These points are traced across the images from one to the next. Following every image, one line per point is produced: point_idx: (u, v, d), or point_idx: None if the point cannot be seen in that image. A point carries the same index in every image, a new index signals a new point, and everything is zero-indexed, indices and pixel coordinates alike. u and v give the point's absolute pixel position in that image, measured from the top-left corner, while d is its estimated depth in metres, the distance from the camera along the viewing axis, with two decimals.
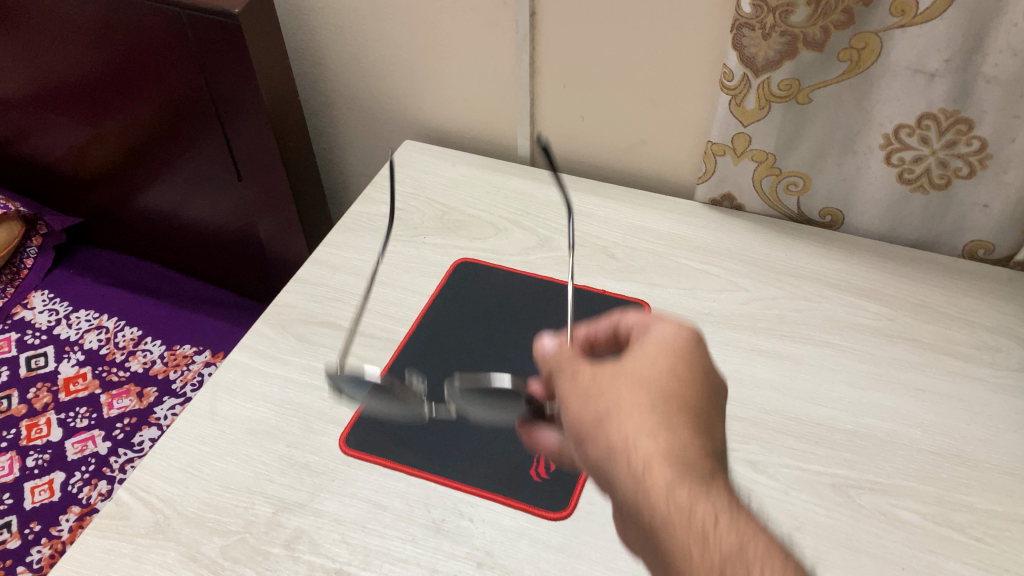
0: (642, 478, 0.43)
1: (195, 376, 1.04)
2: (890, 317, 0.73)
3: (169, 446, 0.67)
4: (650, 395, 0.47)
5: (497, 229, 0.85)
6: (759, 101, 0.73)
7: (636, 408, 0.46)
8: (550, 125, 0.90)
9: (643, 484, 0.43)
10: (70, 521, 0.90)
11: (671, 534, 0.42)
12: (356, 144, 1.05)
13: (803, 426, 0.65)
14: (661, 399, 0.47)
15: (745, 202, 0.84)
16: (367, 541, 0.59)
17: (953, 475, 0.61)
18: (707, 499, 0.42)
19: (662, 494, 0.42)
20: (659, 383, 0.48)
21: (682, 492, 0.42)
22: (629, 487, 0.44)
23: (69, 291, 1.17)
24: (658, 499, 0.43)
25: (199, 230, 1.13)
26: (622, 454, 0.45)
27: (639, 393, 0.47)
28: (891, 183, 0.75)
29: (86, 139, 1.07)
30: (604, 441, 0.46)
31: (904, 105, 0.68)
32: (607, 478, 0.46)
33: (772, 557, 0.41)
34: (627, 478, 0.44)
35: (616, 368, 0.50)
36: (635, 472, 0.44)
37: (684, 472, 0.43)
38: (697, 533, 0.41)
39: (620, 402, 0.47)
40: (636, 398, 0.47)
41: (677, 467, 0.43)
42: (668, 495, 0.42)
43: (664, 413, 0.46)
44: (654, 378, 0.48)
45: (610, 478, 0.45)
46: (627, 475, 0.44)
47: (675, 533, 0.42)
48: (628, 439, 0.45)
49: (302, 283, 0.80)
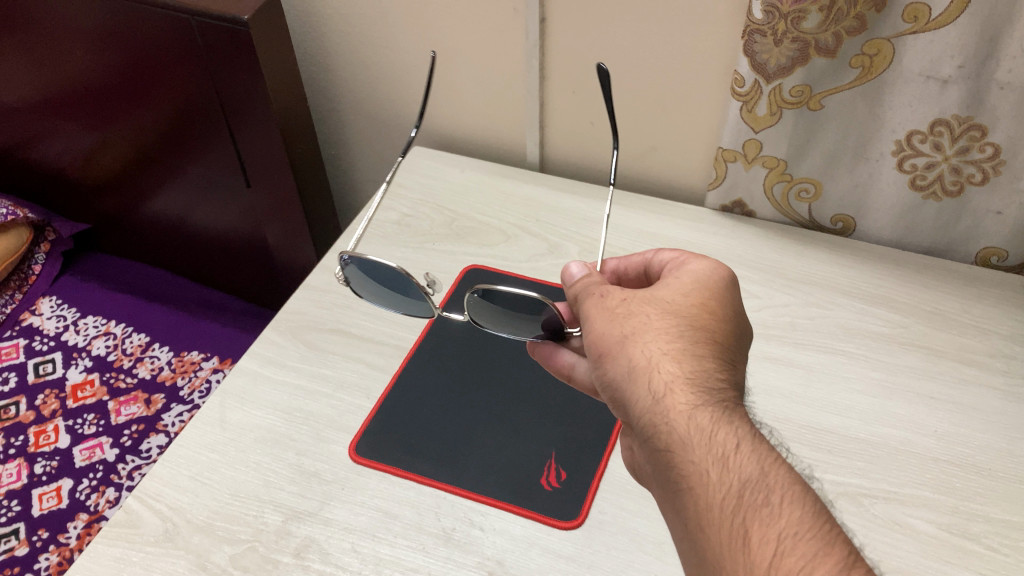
0: (663, 401, 0.46)
1: (202, 383, 1.04)
2: (902, 325, 0.73)
3: (178, 454, 0.66)
4: (677, 321, 0.49)
5: (507, 235, 0.85)
6: (770, 108, 0.72)
7: (663, 334, 0.48)
8: (560, 131, 0.90)
9: (665, 406, 0.45)
10: (78, 529, 0.89)
11: (690, 454, 0.44)
12: (364, 149, 1.05)
13: (816, 435, 0.65)
14: (686, 325, 0.49)
15: (755, 208, 0.84)
16: (378, 550, 0.59)
17: (968, 485, 0.61)
18: (729, 427, 0.44)
19: (683, 417, 0.45)
20: (687, 312, 0.50)
21: (702, 417, 0.45)
22: (648, 408, 0.46)
23: (77, 298, 1.17)
24: (678, 421, 0.45)
25: (206, 236, 1.13)
26: (642, 374, 0.47)
27: (666, 318, 0.49)
28: (903, 190, 0.74)
29: (94, 146, 1.07)
30: (624, 359, 0.48)
31: (917, 112, 0.68)
32: (624, 396, 0.48)
33: (791, 486, 0.43)
34: (647, 399, 0.46)
35: (644, 293, 0.51)
36: (657, 395, 0.46)
37: (706, 399, 0.46)
38: (718, 457, 0.43)
39: (643, 325, 0.49)
40: (662, 324, 0.49)
41: (697, 393, 0.46)
42: (688, 418, 0.45)
43: (688, 337, 0.48)
44: (682, 307, 0.50)
45: (626, 398, 0.47)
46: (648, 396, 0.46)
47: (693, 454, 0.44)
48: (651, 362, 0.47)
49: (311, 290, 0.80)
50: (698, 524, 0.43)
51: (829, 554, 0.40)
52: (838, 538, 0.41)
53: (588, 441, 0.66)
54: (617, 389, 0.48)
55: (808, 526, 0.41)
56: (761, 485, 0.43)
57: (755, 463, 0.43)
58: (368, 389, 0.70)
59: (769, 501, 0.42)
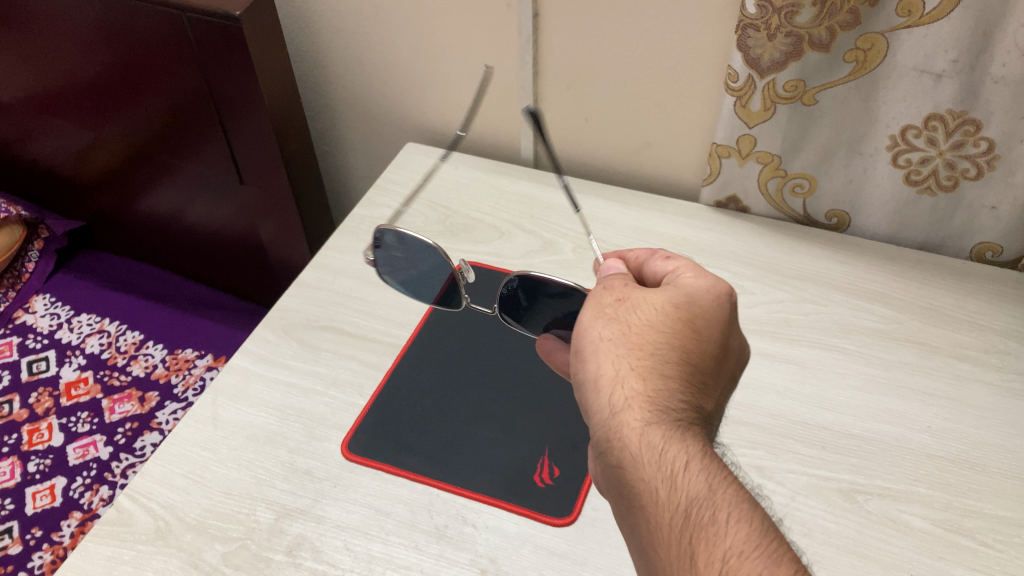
0: (620, 418, 0.46)
1: (196, 381, 1.03)
2: (897, 321, 0.73)
3: (171, 452, 0.66)
4: (652, 334, 0.48)
5: (501, 232, 0.84)
6: (764, 103, 0.72)
7: (633, 348, 0.48)
8: (554, 127, 0.89)
9: (621, 422, 0.46)
10: (72, 527, 0.89)
11: (640, 472, 0.44)
12: (358, 146, 1.05)
13: (810, 431, 0.65)
14: (661, 337, 0.48)
15: (750, 204, 0.84)
16: (370, 548, 0.59)
17: (962, 481, 0.61)
18: (682, 447, 0.44)
19: (637, 435, 0.45)
20: (669, 323, 0.49)
21: (655, 436, 0.45)
22: (607, 421, 0.47)
23: (71, 295, 1.16)
24: (631, 437, 0.45)
25: (200, 233, 1.12)
26: (606, 387, 0.47)
27: (641, 329, 0.49)
28: (898, 185, 0.74)
29: (88, 143, 1.07)
30: (594, 368, 0.48)
31: (911, 106, 0.68)
32: (589, 404, 0.48)
33: (740, 507, 0.43)
34: (607, 411, 0.47)
35: (635, 297, 0.51)
36: (616, 409, 0.46)
37: (665, 418, 0.45)
38: (667, 477, 0.43)
39: (618, 334, 0.49)
40: (635, 335, 0.49)
41: (656, 412, 0.46)
42: (641, 435, 0.45)
43: (660, 352, 0.48)
44: (663, 317, 0.49)
45: (591, 407, 0.48)
46: (608, 408, 0.47)
47: (643, 473, 0.44)
48: (616, 376, 0.47)
49: (305, 287, 0.79)
50: (646, 540, 0.44)
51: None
52: (781, 560, 0.40)
53: (582, 438, 0.66)
54: (585, 397, 0.49)
55: (754, 546, 0.41)
56: (709, 506, 0.42)
57: (703, 484, 0.43)
58: (361, 387, 0.70)
59: (715, 523, 0.42)
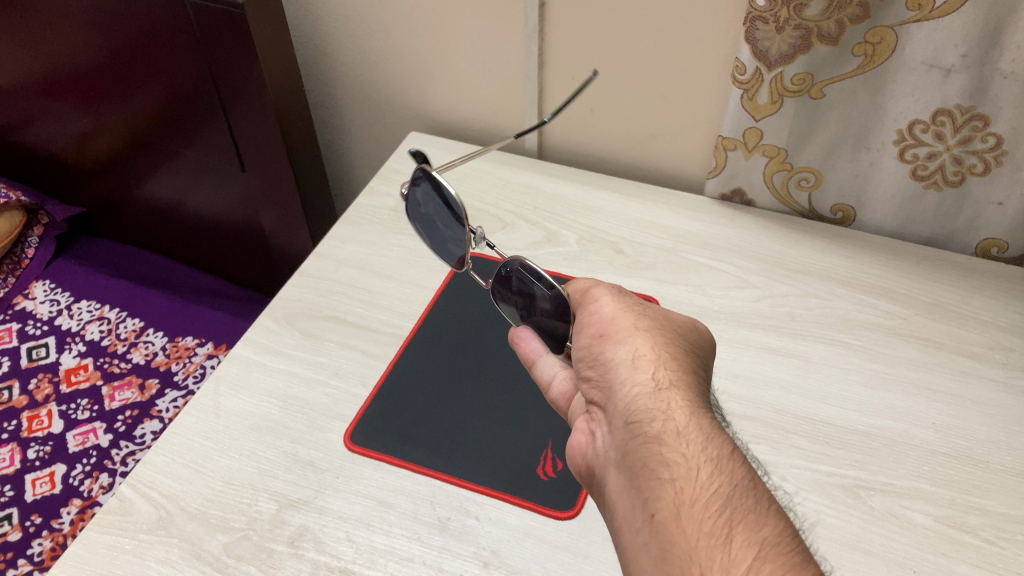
0: (665, 398, 0.44)
1: (197, 369, 1.03)
2: (902, 316, 0.72)
3: (172, 441, 0.66)
4: (684, 345, 0.49)
5: (504, 222, 0.84)
6: (771, 96, 0.72)
7: (671, 347, 0.47)
8: (559, 118, 0.89)
9: (664, 400, 0.44)
10: (72, 515, 0.89)
11: (680, 447, 0.41)
12: (361, 134, 1.04)
13: (813, 426, 0.65)
14: (688, 350, 0.49)
15: (755, 197, 0.83)
16: (373, 540, 0.59)
17: (966, 478, 0.61)
18: (726, 439, 0.42)
19: (684, 414, 0.43)
20: (689, 340, 0.50)
21: (702, 421, 0.43)
22: (645, 397, 0.44)
23: (71, 281, 1.16)
24: (677, 414, 0.43)
25: (200, 220, 1.12)
26: (647, 369, 0.46)
27: (673, 336, 0.49)
28: (904, 180, 0.74)
29: (88, 128, 1.06)
30: (631, 349, 0.47)
31: (919, 101, 0.67)
32: (618, 380, 0.46)
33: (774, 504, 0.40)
34: (648, 387, 0.45)
35: (659, 311, 0.52)
36: (658, 388, 0.44)
37: (704, 413, 0.44)
38: (711, 457, 0.41)
39: (655, 331, 0.49)
40: (669, 339, 0.48)
41: (698, 403, 0.44)
42: (689, 415, 0.43)
43: (692, 362, 0.47)
44: (686, 334, 0.50)
45: (621, 383, 0.46)
46: (649, 385, 0.45)
47: (686, 448, 0.41)
48: (659, 362, 0.46)
49: (306, 277, 0.79)
50: (671, 514, 0.39)
51: (810, 568, 0.36)
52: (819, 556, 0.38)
53: None
54: (612, 374, 0.47)
55: (795, 535, 0.38)
56: (751, 492, 0.39)
57: (746, 473, 0.40)
58: (363, 377, 0.70)
59: (755, 509, 0.39)
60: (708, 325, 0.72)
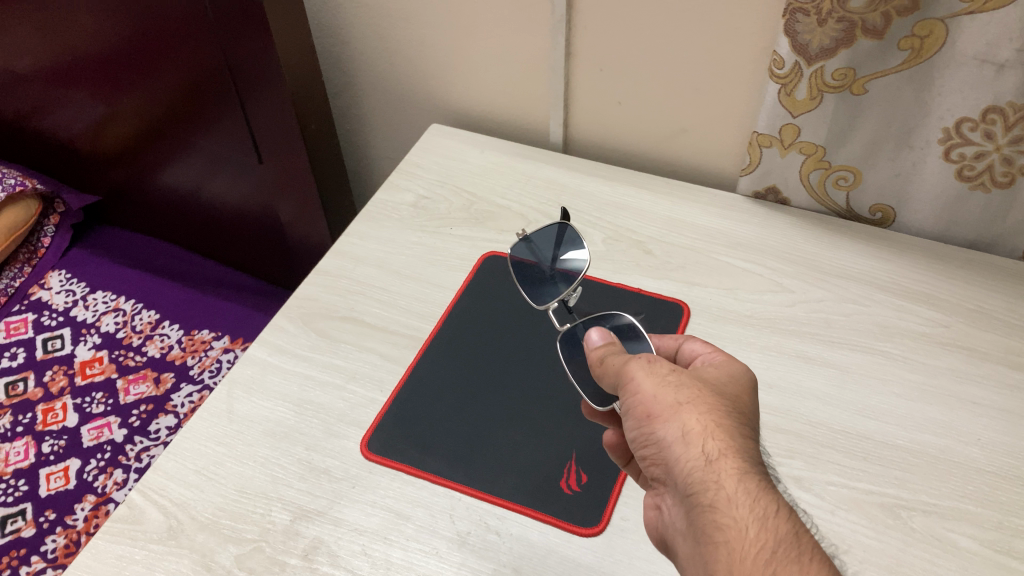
0: (716, 465, 0.42)
1: (213, 363, 1.01)
2: (944, 324, 0.69)
3: (183, 446, 0.64)
4: (728, 400, 0.46)
5: (528, 220, 0.81)
6: (810, 92, 0.69)
7: (717, 409, 0.44)
8: (585, 111, 0.86)
9: (714, 469, 0.41)
10: (85, 511, 0.88)
11: (730, 509, 0.40)
12: (381, 125, 1.01)
13: (851, 441, 0.62)
14: (732, 405, 0.45)
15: (790, 196, 0.80)
16: (389, 554, 0.57)
17: (1013, 499, 0.58)
18: (774, 499, 0.40)
19: (734, 479, 0.41)
20: (732, 396, 0.46)
21: (747, 483, 0.41)
22: (696, 470, 0.42)
23: (87, 271, 1.14)
24: (728, 480, 0.41)
25: (217, 210, 1.10)
26: (694, 437, 0.43)
27: (714, 396, 0.45)
28: (949, 181, 0.70)
29: (104, 116, 1.04)
30: (678, 423, 0.44)
31: (968, 98, 0.63)
32: (671, 456, 0.43)
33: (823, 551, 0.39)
34: (699, 459, 0.42)
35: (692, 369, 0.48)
36: (709, 457, 0.42)
37: (756, 474, 0.42)
38: (759, 516, 0.39)
39: (696, 397, 0.45)
40: (711, 397, 0.45)
41: (750, 467, 0.42)
42: (739, 480, 0.41)
43: (737, 416, 0.45)
44: (726, 389, 0.47)
45: (672, 458, 0.43)
46: (699, 457, 0.42)
47: (737, 513, 0.40)
48: (707, 429, 0.43)
49: (323, 275, 0.77)
50: None
51: None
52: None
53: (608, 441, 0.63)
54: (665, 452, 0.44)
55: None
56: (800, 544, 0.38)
57: (791, 527, 0.39)
58: (380, 382, 0.68)
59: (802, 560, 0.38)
60: (740, 331, 0.69)
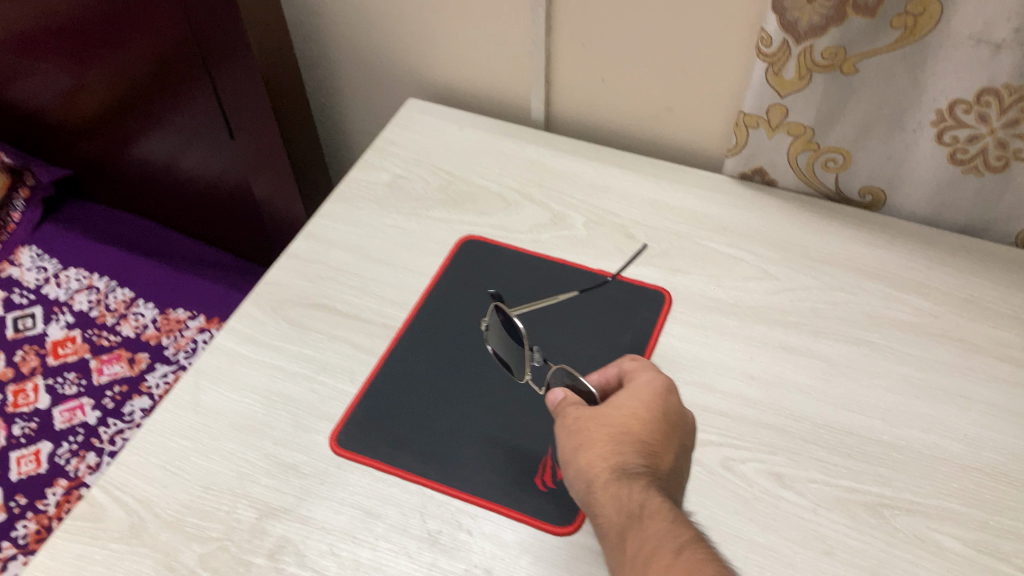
0: (596, 484, 0.50)
1: (188, 344, 0.99)
2: (932, 313, 0.67)
3: (147, 440, 0.62)
4: (621, 410, 0.54)
5: (507, 202, 0.78)
6: (799, 71, 0.66)
7: (601, 435, 0.52)
8: (567, 87, 0.83)
9: (595, 488, 0.50)
10: (57, 496, 0.86)
11: (606, 514, 0.49)
12: (358, 99, 0.98)
13: (834, 436, 0.60)
14: (621, 423, 0.53)
15: (778, 177, 0.77)
16: (357, 554, 0.55)
17: (999, 498, 0.56)
18: (636, 486, 0.49)
19: (607, 494, 0.49)
20: (625, 410, 0.54)
21: (615, 488, 0.49)
22: (586, 491, 0.51)
23: (59, 247, 1.11)
24: (604, 496, 0.49)
25: (192, 185, 1.07)
26: (580, 459, 0.52)
27: (606, 414, 0.54)
28: (941, 164, 0.68)
29: (72, 88, 1.01)
30: (573, 458, 0.53)
31: (962, 79, 0.61)
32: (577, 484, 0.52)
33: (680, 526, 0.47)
34: (586, 483, 0.51)
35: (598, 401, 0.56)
36: (592, 479, 0.51)
37: (629, 478, 0.50)
38: (623, 513, 0.48)
39: (586, 429, 0.53)
40: (599, 424, 0.53)
41: (623, 475, 0.50)
42: (610, 492, 0.49)
43: (620, 431, 0.53)
44: (621, 406, 0.54)
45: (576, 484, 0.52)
46: (586, 481, 0.51)
47: (606, 511, 0.49)
48: (590, 456, 0.52)
49: (294, 260, 0.74)
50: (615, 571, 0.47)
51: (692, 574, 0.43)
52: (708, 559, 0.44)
53: None
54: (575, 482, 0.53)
55: (688, 548, 0.45)
56: (653, 528, 0.46)
57: (649, 514, 0.47)
58: (352, 373, 0.65)
59: (654, 539, 0.46)
60: (723, 321, 0.67)
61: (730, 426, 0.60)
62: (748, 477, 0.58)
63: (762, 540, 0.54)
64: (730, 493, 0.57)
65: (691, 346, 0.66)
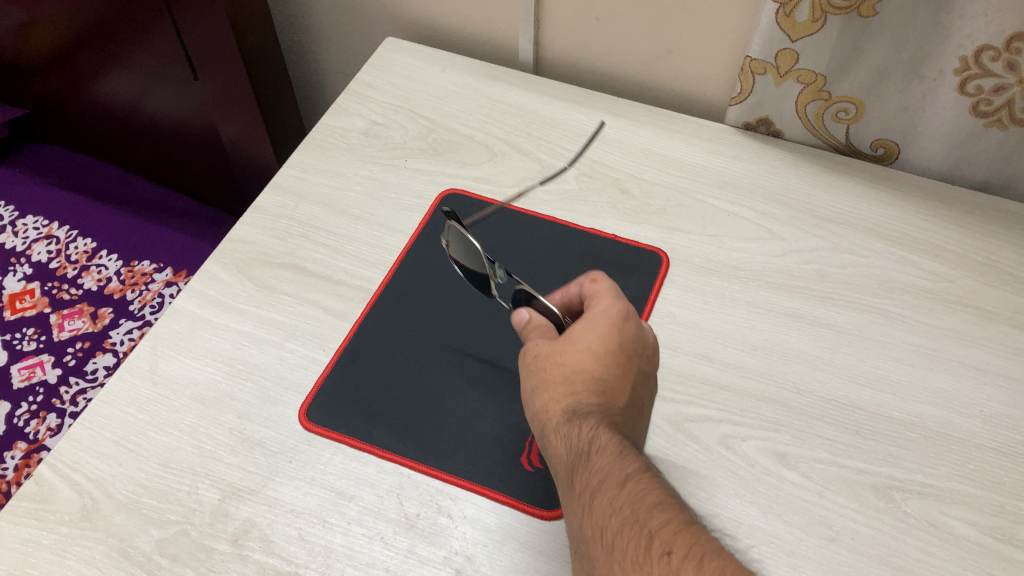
0: (549, 430, 0.47)
1: (154, 299, 0.94)
2: (947, 277, 0.63)
3: (101, 413, 0.57)
4: (575, 343, 0.50)
5: (492, 152, 0.73)
6: (813, 12, 0.60)
7: (553, 374, 0.49)
8: (558, 26, 0.77)
9: (547, 433, 0.47)
10: (16, 460, 0.82)
11: (558, 458, 0.46)
12: (332, 36, 0.91)
13: (842, 413, 0.56)
14: (574, 357, 0.49)
15: (784, 128, 0.72)
16: (328, 539, 0.51)
17: (1018, 480, 0.52)
18: (584, 423, 0.46)
19: (557, 438, 0.46)
20: (580, 342, 0.50)
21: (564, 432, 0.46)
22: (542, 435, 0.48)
23: (15, 193, 1.05)
24: (556, 441, 0.47)
25: (155, 128, 1.00)
26: (535, 401, 0.49)
27: (559, 349, 0.50)
28: (962, 116, 0.62)
29: (23, 23, 0.94)
30: (530, 401, 0.50)
31: (992, 23, 0.55)
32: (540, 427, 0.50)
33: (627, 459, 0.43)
34: (542, 427, 0.48)
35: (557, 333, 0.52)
36: (546, 422, 0.48)
37: (579, 417, 0.46)
38: (568, 457, 0.45)
39: (539, 368, 0.50)
40: (551, 360, 0.50)
41: (573, 416, 0.47)
42: (560, 436, 0.46)
43: (573, 367, 0.49)
44: (576, 336, 0.50)
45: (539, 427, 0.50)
46: (541, 424, 0.48)
47: (558, 453, 0.46)
48: (544, 400, 0.49)
49: (262, 214, 0.69)
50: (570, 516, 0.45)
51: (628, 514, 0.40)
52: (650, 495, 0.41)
53: None
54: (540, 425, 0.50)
55: (628, 486, 0.41)
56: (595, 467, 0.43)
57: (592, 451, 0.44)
58: (323, 340, 0.61)
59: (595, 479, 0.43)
60: (723, 285, 0.63)
61: (730, 400, 0.56)
62: (749, 456, 0.54)
63: (763, 525, 0.50)
64: (729, 473, 0.53)
65: (689, 313, 0.61)
